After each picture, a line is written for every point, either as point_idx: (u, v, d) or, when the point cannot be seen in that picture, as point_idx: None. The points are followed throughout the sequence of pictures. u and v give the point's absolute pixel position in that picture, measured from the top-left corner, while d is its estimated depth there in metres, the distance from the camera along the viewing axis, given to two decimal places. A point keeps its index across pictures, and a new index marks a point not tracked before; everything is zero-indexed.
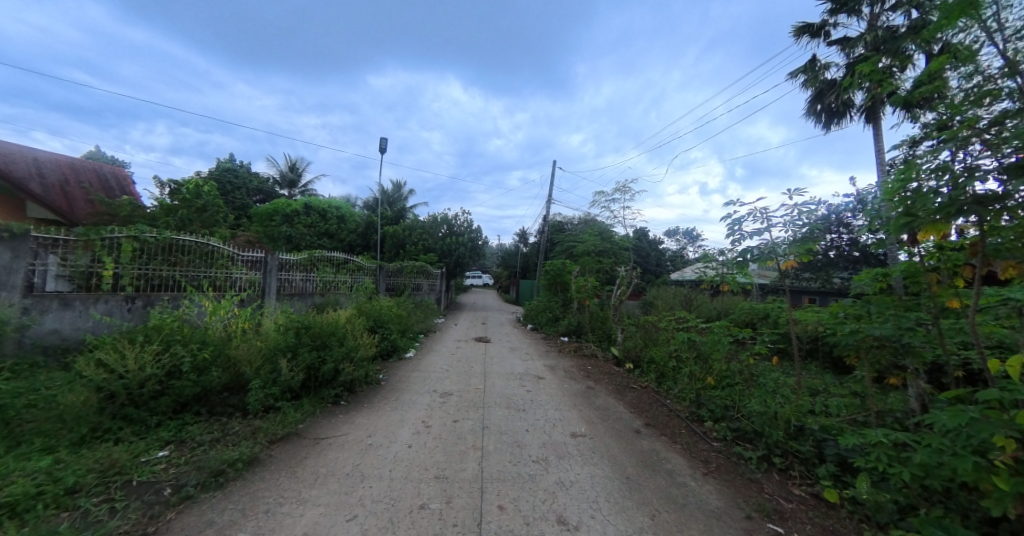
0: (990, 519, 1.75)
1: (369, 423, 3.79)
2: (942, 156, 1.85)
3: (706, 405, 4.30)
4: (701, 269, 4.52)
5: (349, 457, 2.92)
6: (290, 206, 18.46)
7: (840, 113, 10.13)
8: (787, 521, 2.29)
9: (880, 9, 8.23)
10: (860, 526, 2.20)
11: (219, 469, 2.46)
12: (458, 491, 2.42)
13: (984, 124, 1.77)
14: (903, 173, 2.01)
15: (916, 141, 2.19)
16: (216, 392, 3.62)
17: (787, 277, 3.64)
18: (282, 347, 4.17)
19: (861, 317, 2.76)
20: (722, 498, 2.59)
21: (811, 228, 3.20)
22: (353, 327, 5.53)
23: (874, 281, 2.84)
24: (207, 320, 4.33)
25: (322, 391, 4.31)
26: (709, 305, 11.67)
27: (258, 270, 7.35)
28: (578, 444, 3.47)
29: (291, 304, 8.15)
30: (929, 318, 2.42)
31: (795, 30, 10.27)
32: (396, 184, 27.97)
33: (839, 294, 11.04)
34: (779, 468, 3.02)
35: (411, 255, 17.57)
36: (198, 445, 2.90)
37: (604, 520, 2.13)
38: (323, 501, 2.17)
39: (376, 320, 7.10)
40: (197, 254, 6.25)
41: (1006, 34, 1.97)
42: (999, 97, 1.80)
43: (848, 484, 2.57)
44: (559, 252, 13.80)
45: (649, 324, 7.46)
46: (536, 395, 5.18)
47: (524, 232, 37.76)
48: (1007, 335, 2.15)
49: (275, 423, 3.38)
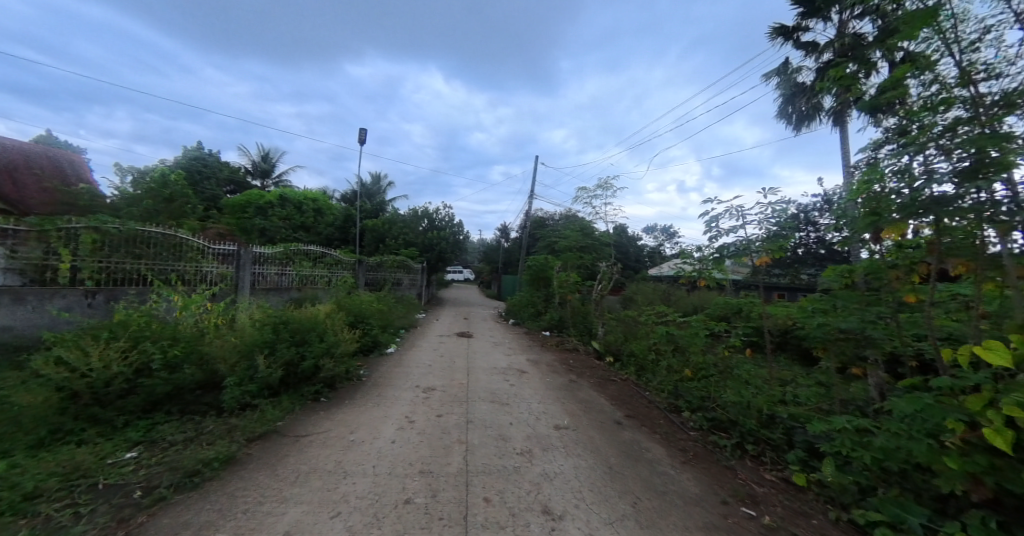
0: (940, 497, 1.91)
1: (351, 419, 3.73)
2: (904, 160, 2.01)
3: (683, 395, 4.45)
4: (679, 265, 4.56)
5: (332, 454, 2.88)
6: (263, 198, 17.76)
7: (809, 116, 10.57)
8: (760, 504, 2.42)
9: (847, 16, 8.54)
10: (826, 507, 2.37)
11: (195, 470, 2.38)
12: (444, 484, 2.43)
13: (940, 131, 1.93)
14: (868, 175, 2.17)
15: (879, 143, 2.33)
16: (189, 390, 3.50)
17: (760, 273, 3.81)
18: (259, 343, 4.01)
19: (827, 311, 2.94)
20: (699, 484, 2.70)
21: (782, 226, 3.35)
22: (333, 322, 5.40)
23: (840, 278, 2.98)
24: (177, 316, 4.16)
25: (301, 388, 4.23)
26: (685, 301, 12.06)
27: (230, 263, 7.03)
28: (562, 436, 3.54)
29: (266, 298, 7.88)
30: (888, 312, 2.59)
31: (771, 32, 10.59)
32: (377, 177, 27.43)
33: (808, 290, 11.56)
34: (752, 455, 3.20)
35: (391, 250, 17.24)
36: (171, 445, 2.79)
37: (588, 509, 2.19)
38: (306, 498, 2.13)
39: (357, 315, 7.00)
40: (165, 246, 5.88)
41: (960, 47, 2.15)
42: (953, 106, 1.95)
43: (815, 469, 2.73)
44: (542, 248, 13.86)
45: (628, 318, 7.57)
46: (520, 389, 5.22)
47: (505, 227, 37.63)
48: (956, 327, 2.33)
49: (253, 421, 3.29)
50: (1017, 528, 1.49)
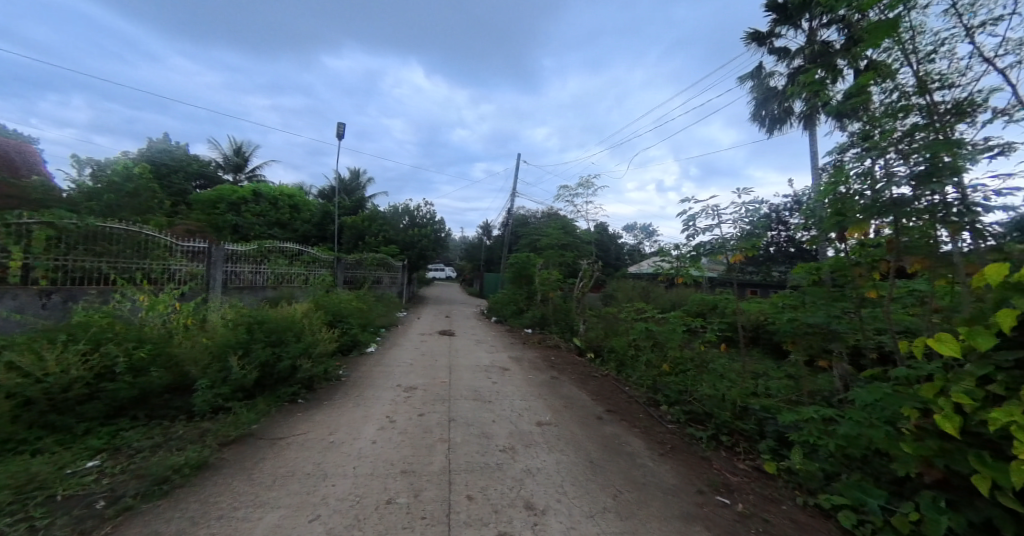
0: (897, 480, 2.04)
1: (330, 420, 3.65)
2: (866, 163, 2.13)
3: (661, 389, 4.57)
4: (658, 263, 4.66)
5: (311, 456, 2.82)
6: (235, 193, 17.07)
7: (781, 119, 11.01)
8: (734, 493, 2.52)
9: (816, 24, 8.92)
10: (795, 493, 2.49)
11: (164, 476, 2.28)
12: (426, 483, 2.42)
13: (899, 136, 2.06)
14: (834, 177, 2.29)
15: (845, 147, 2.45)
16: (157, 394, 3.36)
17: (734, 271, 3.95)
18: (233, 343, 3.88)
19: (797, 307, 3.09)
20: (677, 475, 2.79)
21: (755, 226, 3.48)
22: (310, 321, 5.27)
23: (808, 275, 3.12)
24: (143, 316, 3.97)
25: (278, 389, 4.12)
26: (663, 297, 12.38)
27: (201, 261, 6.75)
28: (544, 432, 3.58)
29: (239, 297, 7.61)
30: (852, 307, 2.74)
31: (746, 37, 10.95)
32: (357, 173, 26.84)
33: (778, 287, 12.06)
34: (726, 445, 3.33)
35: (371, 247, 17.01)
36: (137, 452, 2.66)
37: (569, 503, 2.23)
38: (284, 502, 2.08)
39: (335, 313, 6.86)
40: (129, 243, 5.62)
41: (917, 58, 2.29)
42: (910, 113, 2.08)
43: (784, 457, 2.87)
44: (524, 246, 13.90)
45: (609, 315, 7.71)
46: (503, 386, 5.24)
47: (487, 225, 37.52)
48: (912, 321, 2.49)
49: (227, 424, 3.18)
50: (964, 506, 1.60)
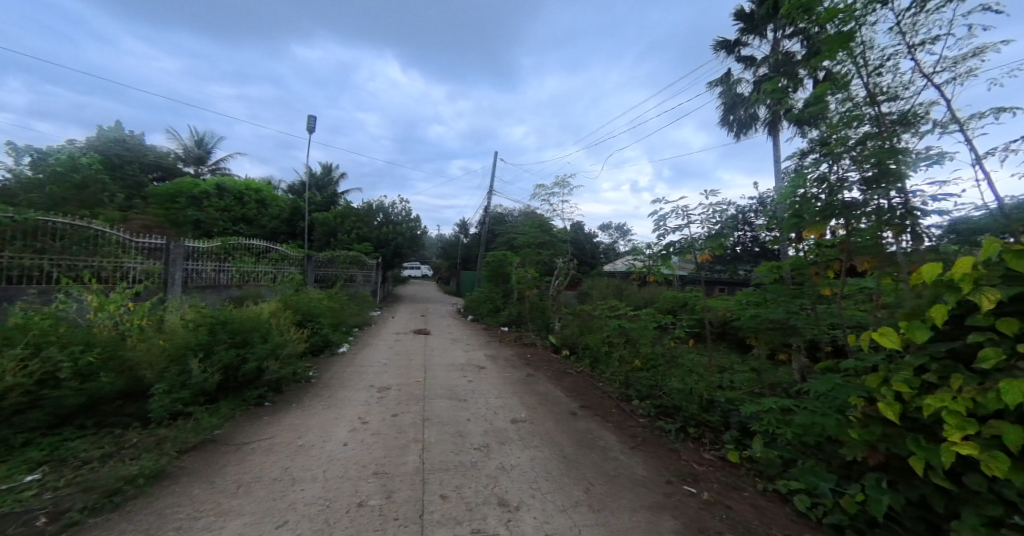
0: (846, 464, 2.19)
1: (300, 423, 3.53)
2: (823, 168, 2.26)
3: (633, 384, 4.69)
4: (631, 261, 4.77)
5: (278, 461, 2.72)
6: (196, 186, 16.13)
7: (747, 125, 11.51)
8: (700, 482, 2.63)
9: (780, 35, 9.36)
10: (755, 480, 2.63)
11: (116, 488, 2.14)
12: (399, 484, 2.39)
13: (851, 144, 2.19)
14: (794, 181, 2.41)
15: (804, 152, 2.59)
16: (107, 400, 3.14)
17: (702, 269, 4.10)
18: (193, 345, 3.68)
19: (760, 303, 3.24)
20: (647, 467, 2.89)
21: (722, 226, 3.63)
22: (278, 321, 5.08)
23: (770, 273, 3.28)
24: (91, 318, 3.71)
25: (243, 392, 3.96)
26: (636, 295, 12.70)
27: (157, 259, 6.36)
28: (519, 429, 3.61)
29: (200, 297, 7.22)
30: (809, 303, 2.90)
31: (714, 45, 11.37)
32: (329, 168, 25.98)
33: (743, 285, 12.63)
34: (693, 437, 3.48)
35: (343, 244, 16.60)
36: (85, 463, 2.48)
37: (543, 498, 2.26)
38: (248, 510, 2.00)
39: (305, 313, 6.63)
40: (76, 239, 5.24)
41: (868, 71, 2.45)
42: (862, 122, 2.22)
43: (746, 446, 3.03)
44: (502, 244, 13.88)
45: (585, 313, 7.83)
46: (479, 385, 5.23)
47: (465, 223, 37.23)
48: (861, 317, 2.68)
49: (186, 430, 3.02)
50: (902, 485, 1.74)
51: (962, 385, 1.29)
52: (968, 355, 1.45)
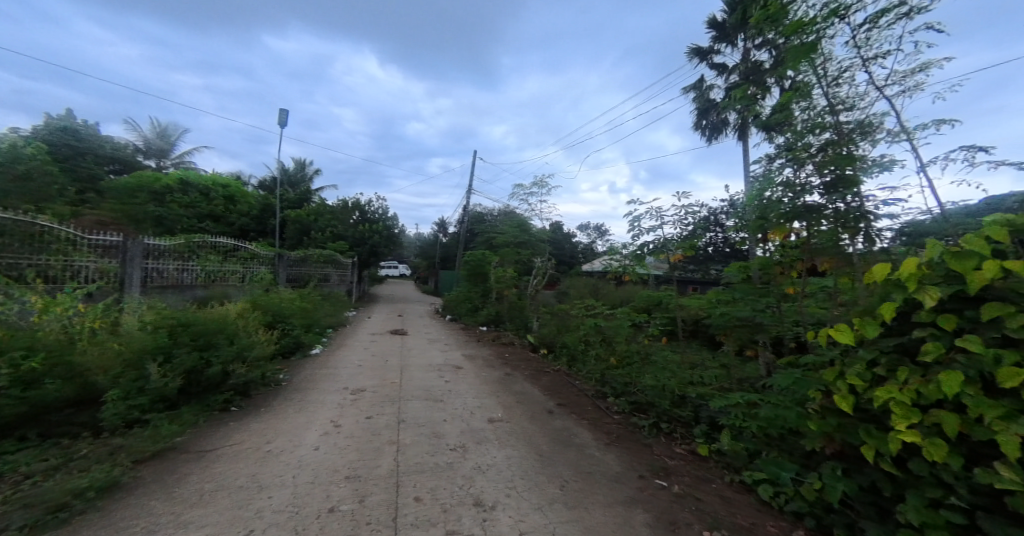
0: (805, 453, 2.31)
1: (268, 428, 3.40)
2: (788, 172, 2.36)
3: (609, 382, 4.78)
4: (607, 261, 4.84)
5: (244, 468, 2.60)
6: (158, 181, 15.23)
7: (718, 129, 11.92)
8: (671, 475, 2.71)
9: (748, 44, 9.76)
10: (723, 472, 2.74)
11: (62, 503, 1.99)
12: (372, 488, 2.34)
13: (814, 150, 2.30)
14: (761, 184, 2.51)
15: (771, 157, 2.70)
16: (54, 409, 2.92)
17: (675, 269, 4.22)
18: (152, 349, 3.47)
19: (729, 302, 3.36)
20: (621, 462, 2.95)
21: (694, 227, 3.75)
22: (246, 322, 4.86)
23: (739, 272, 3.41)
24: (35, 321, 3.44)
25: (207, 397, 3.78)
26: (613, 294, 12.93)
27: (113, 257, 5.97)
28: (496, 429, 3.61)
29: (161, 297, 6.82)
30: (774, 302, 3.03)
31: (688, 52, 11.72)
32: (303, 164, 25.14)
33: (713, 284, 13.10)
34: (666, 432, 3.58)
35: (317, 243, 16.14)
36: (26, 477, 2.30)
37: (519, 496, 2.27)
38: (210, 520, 1.90)
39: (276, 314, 6.39)
40: (19, 235, 4.85)
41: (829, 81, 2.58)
42: (824, 129, 2.33)
43: (716, 440, 3.15)
44: (481, 243, 13.83)
45: (563, 312, 7.90)
46: (456, 385, 5.20)
47: (445, 222, 36.89)
48: (819, 314, 2.82)
49: (143, 439, 2.85)
50: (854, 472, 1.85)
51: (907, 378, 1.38)
52: (913, 349, 1.55)
